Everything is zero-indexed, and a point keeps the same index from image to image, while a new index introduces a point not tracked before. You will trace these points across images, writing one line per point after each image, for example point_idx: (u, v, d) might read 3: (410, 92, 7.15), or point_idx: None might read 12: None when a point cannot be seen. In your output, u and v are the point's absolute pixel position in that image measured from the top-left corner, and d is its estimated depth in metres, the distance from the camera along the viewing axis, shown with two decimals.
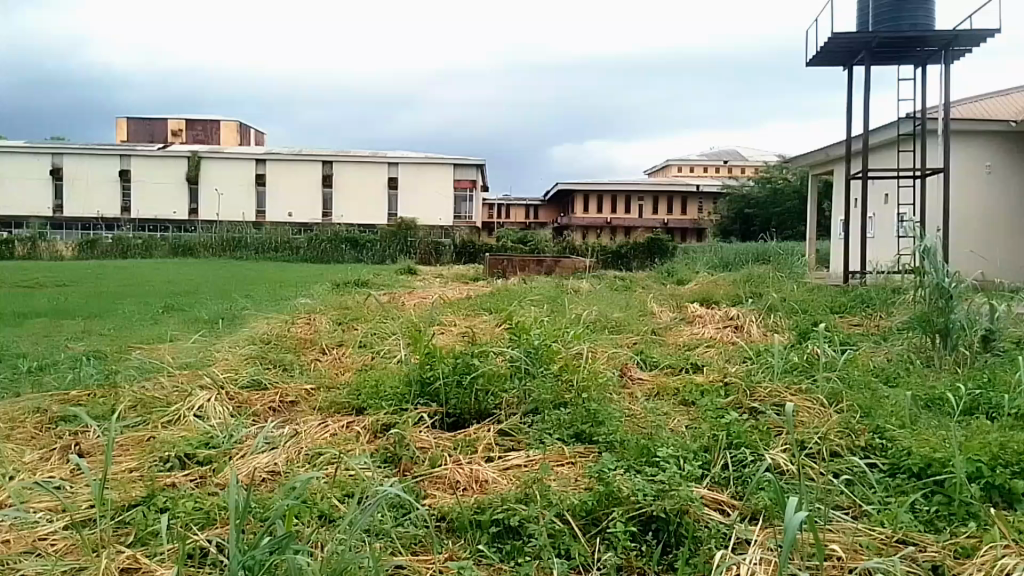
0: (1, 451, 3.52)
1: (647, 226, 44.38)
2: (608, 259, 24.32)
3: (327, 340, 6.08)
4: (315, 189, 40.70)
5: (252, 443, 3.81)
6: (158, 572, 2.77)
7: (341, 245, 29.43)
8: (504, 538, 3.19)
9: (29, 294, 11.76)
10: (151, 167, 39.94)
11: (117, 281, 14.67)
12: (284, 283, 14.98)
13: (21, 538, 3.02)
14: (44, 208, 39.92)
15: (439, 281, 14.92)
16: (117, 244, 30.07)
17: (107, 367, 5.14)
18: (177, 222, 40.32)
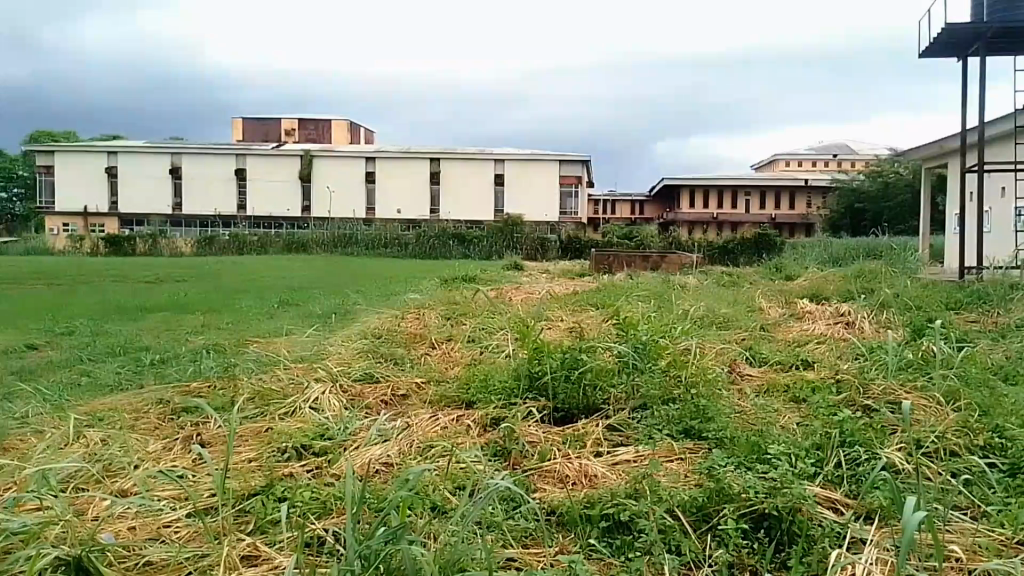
0: (128, 441, 3.62)
1: (754, 221, 44.00)
2: (716, 255, 25.31)
3: (436, 335, 6.16)
4: (422, 187, 41.56)
5: (365, 435, 3.87)
6: (280, 561, 2.84)
7: (449, 241, 30.07)
8: (615, 533, 3.18)
9: (160, 288, 12.44)
10: (267, 167, 40.75)
11: (235, 276, 15.23)
12: (393, 278, 15.32)
13: (147, 525, 3.08)
14: (163, 208, 41.05)
15: (547, 277, 15.16)
16: (233, 240, 30.86)
17: (226, 360, 5.34)
18: (290, 220, 41.23)
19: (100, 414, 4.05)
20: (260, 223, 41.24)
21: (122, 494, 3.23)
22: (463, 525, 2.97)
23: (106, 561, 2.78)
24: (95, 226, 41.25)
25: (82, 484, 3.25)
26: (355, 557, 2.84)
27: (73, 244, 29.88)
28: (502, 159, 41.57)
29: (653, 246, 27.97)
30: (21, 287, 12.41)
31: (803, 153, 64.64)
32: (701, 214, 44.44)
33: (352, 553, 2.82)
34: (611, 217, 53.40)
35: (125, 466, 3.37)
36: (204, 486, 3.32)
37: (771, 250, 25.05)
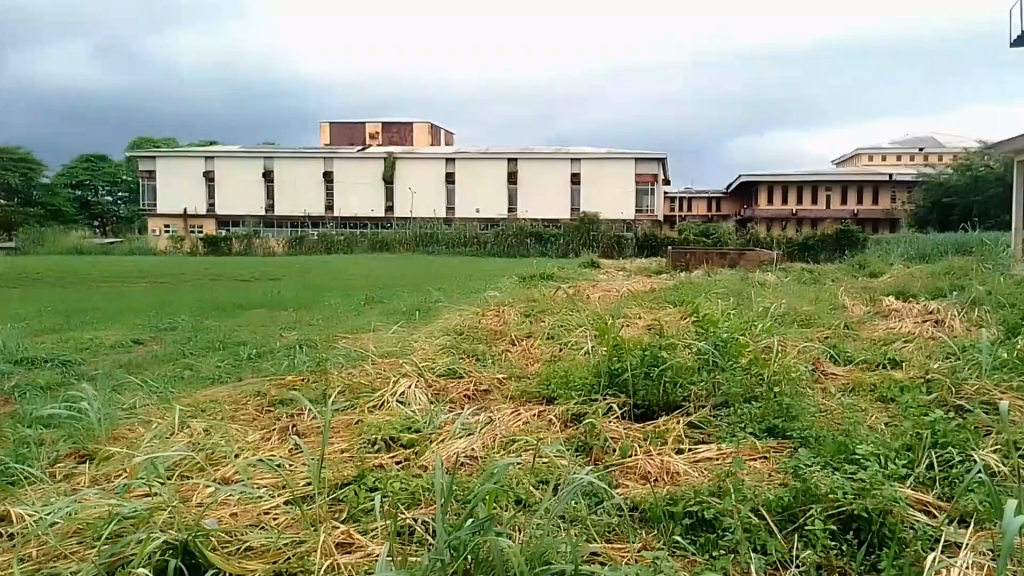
0: (230, 431, 3.81)
1: (835, 217, 43.38)
2: (796, 251, 25.88)
3: (515, 331, 6.26)
4: (501, 187, 42.53)
5: (450, 429, 3.95)
6: (373, 551, 2.95)
7: (527, 240, 30.69)
8: (698, 530, 3.16)
9: (252, 286, 12.99)
10: (353, 169, 42.16)
11: (324, 274, 15.83)
12: (475, 276, 15.63)
13: (248, 511, 3.21)
14: (257, 208, 42.70)
15: (624, 274, 15.29)
16: (321, 240, 32.01)
17: (316, 355, 5.56)
18: (375, 220, 42.82)
19: (203, 406, 4.29)
20: (347, 223, 42.88)
21: (224, 482, 3.37)
22: (549, 518, 3.02)
23: (211, 545, 2.93)
24: (195, 228, 43.00)
25: (187, 471, 3.42)
26: (446, 547, 2.93)
27: (175, 244, 30.41)
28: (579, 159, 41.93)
29: (731, 244, 28.51)
30: (126, 285, 13.19)
31: (886, 147, 62.75)
32: (780, 210, 44.42)
33: (443, 543, 2.92)
34: (687, 215, 53.35)
35: (226, 454, 3.53)
36: (300, 475, 3.45)
37: (854, 247, 25.29)
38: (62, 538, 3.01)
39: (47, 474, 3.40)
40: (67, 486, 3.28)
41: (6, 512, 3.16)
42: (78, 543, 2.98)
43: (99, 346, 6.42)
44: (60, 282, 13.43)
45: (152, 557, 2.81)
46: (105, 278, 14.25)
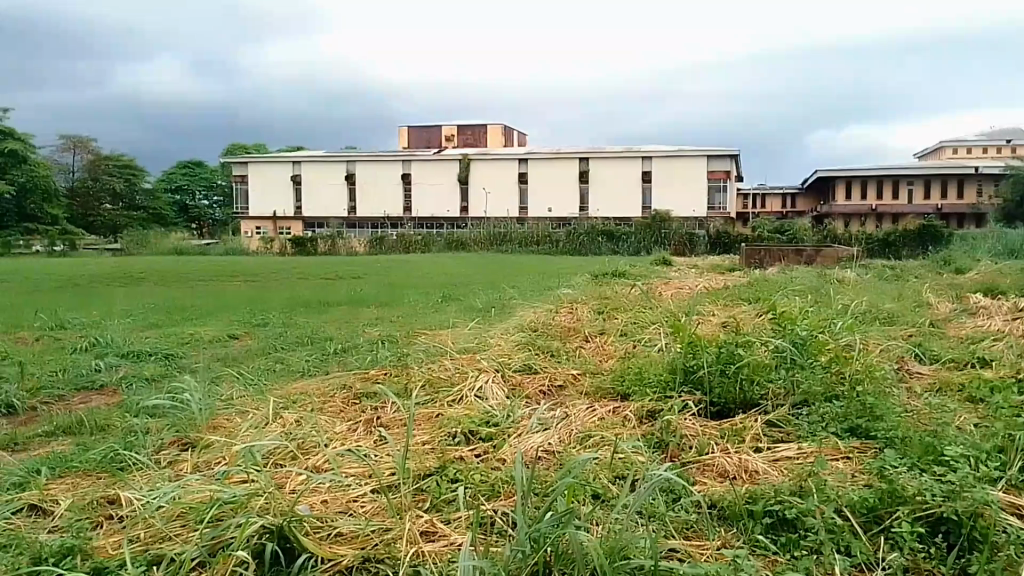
0: (320, 422, 4.00)
1: (918, 212, 41.71)
2: (877, 247, 26.33)
3: (589, 328, 6.27)
4: (573, 186, 43.12)
5: (527, 423, 4.03)
6: (457, 540, 3.04)
7: (599, 238, 31.54)
8: (779, 530, 3.13)
9: (334, 284, 13.48)
10: (431, 171, 43.30)
11: (403, 273, 16.18)
12: (550, 274, 15.72)
13: (337, 499, 3.36)
14: (341, 210, 44.40)
15: (696, 272, 15.20)
16: (400, 240, 32.83)
17: (397, 350, 5.77)
18: (451, 220, 43.98)
19: (293, 398, 4.52)
20: (425, 224, 44.22)
21: (315, 470, 3.54)
22: (629, 513, 3.05)
23: (304, 530, 3.08)
24: (283, 229, 44.60)
25: (280, 460, 3.60)
26: (527, 539, 3.01)
27: (265, 245, 32.30)
28: (651, 157, 42.20)
29: (807, 240, 28.64)
30: (221, 283, 13.92)
31: (970, 140, 59.52)
32: (859, 205, 42.76)
33: (523, 535, 2.99)
34: (760, 212, 52.50)
35: (316, 444, 3.71)
36: (385, 465, 3.59)
37: (937, 241, 25.68)
38: (168, 520, 3.21)
39: (153, 461, 3.70)
40: (171, 472, 3.53)
41: (119, 495, 3.43)
42: (182, 526, 3.17)
43: (199, 341, 6.83)
44: (163, 281, 14.07)
45: (251, 540, 2.99)
46: (204, 278, 14.94)
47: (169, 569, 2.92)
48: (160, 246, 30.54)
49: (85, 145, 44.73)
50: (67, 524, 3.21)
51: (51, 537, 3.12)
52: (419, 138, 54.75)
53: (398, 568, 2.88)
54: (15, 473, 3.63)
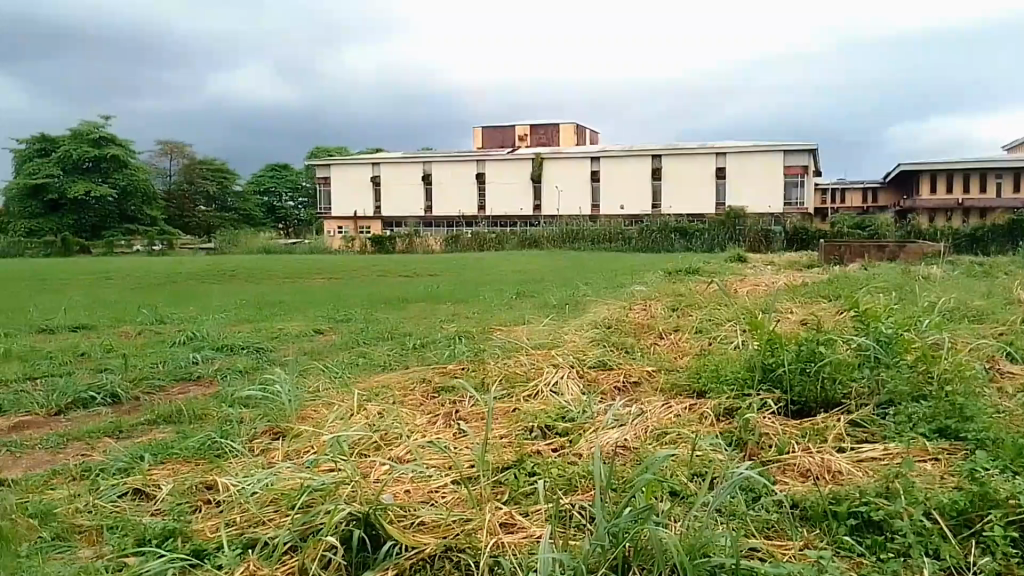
0: (402, 415, 4.15)
1: (1008, 206, 39.87)
2: (964, 244, 25.61)
3: (663, 326, 6.26)
4: (645, 183, 43.10)
5: (602, 419, 4.08)
6: (537, 533, 3.10)
7: (671, 235, 31.61)
8: (864, 532, 3.06)
9: (411, 281, 13.90)
10: (505, 170, 43.80)
11: (477, 270, 16.49)
12: (625, 270, 15.83)
13: (419, 489, 3.46)
14: (417, 210, 45.38)
15: (772, 268, 14.99)
16: (474, 239, 33.36)
17: (473, 347, 5.95)
18: (524, 218, 44.22)
19: (376, 391, 4.72)
20: (498, 222, 44.62)
21: (397, 461, 3.68)
22: (709, 511, 3.05)
23: (389, 518, 3.19)
24: (364, 228, 46.17)
25: (365, 450, 3.77)
26: (606, 534, 3.04)
27: (347, 243, 33.23)
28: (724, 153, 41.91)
29: (888, 236, 28.09)
30: (305, 279, 14.59)
31: None
32: (945, 199, 40.97)
33: (603, 529, 3.02)
34: (839, 207, 50.54)
35: (399, 436, 3.87)
36: (465, 457, 3.69)
37: None
38: (261, 505, 3.39)
39: (248, 449, 3.93)
40: (265, 460, 3.74)
41: (215, 480, 3.64)
42: (275, 511, 3.33)
43: (287, 335, 7.19)
44: (252, 278, 14.88)
45: (339, 527, 3.12)
46: (288, 275, 15.40)
47: (264, 553, 3.09)
48: (250, 246, 31.74)
49: (181, 150, 49.98)
50: (169, 507, 3.43)
51: (154, 518, 3.34)
52: (492, 138, 55.83)
53: (480, 559, 2.95)
54: (121, 459, 3.92)
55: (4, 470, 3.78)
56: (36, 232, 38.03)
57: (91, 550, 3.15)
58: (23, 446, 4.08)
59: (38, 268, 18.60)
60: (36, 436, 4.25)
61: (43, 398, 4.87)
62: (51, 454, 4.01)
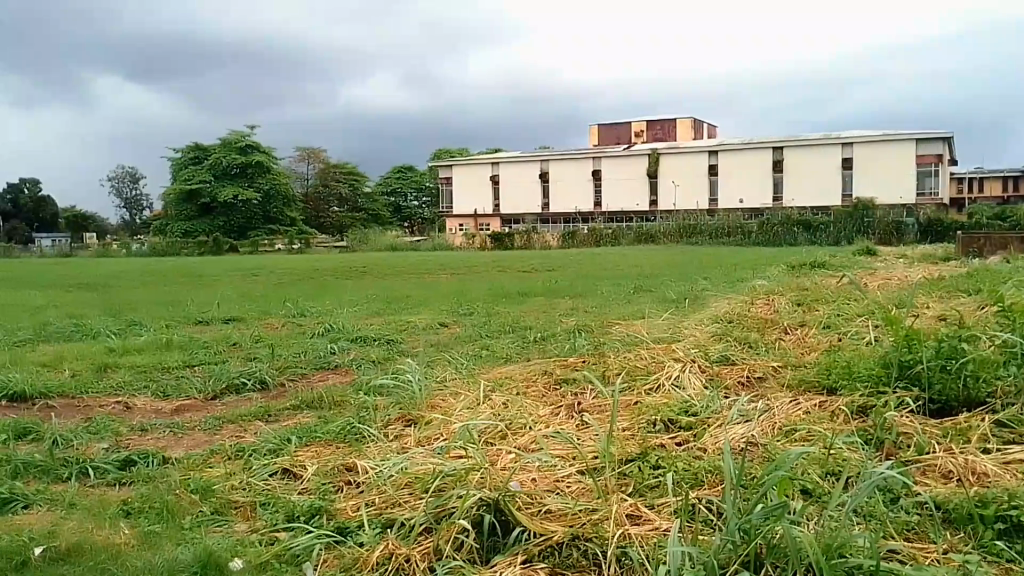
0: (529, 408, 4.32)
1: None
2: None
3: (788, 320, 6.13)
4: (766, 176, 42.15)
5: (727, 414, 4.10)
6: (664, 525, 3.15)
7: (795, 228, 30.86)
8: (1014, 537, 2.91)
9: (531, 276, 14.15)
10: (620, 166, 44.35)
11: (594, 266, 16.61)
12: (739, 265, 15.45)
13: (545, 477, 3.58)
14: (534, 207, 46.66)
15: (904, 262, 14.24)
16: (590, 234, 33.77)
17: (594, 340, 6.10)
18: (640, 214, 44.63)
19: (500, 382, 4.96)
20: (615, 218, 45.28)
21: (523, 450, 3.83)
22: (846, 510, 3.00)
23: (516, 505, 3.31)
24: (484, 225, 48.30)
25: (491, 438, 3.96)
26: (737, 530, 3.02)
27: (467, 241, 33.82)
28: (851, 143, 40.41)
29: None
30: (429, 275, 15.22)
31: None
32: None
33: (734, 525, 3.02)
34: (978, 197, 47.79)
35: (524, 426, 4.02)
36: (589, 448, 3.79)
37: None
38: (397, 488, 3.61)
39: (384, 434, 4.20)
40: (399, 445, 4.00)
41: (354, 463, 3.91)
42: (409, 494, 3.55)
43: (415, 328, 7.58)
44: (385, 274, 15.59)
45: (470, 511, 3.26)
46: (414, 271, 16.08)
47: (401, 533, 3.28)
48: (378, 245, 33.19)
49: (317, 155, 52.71)
50: (315, 486, 3.71)
51: (302, 497, 3.63)
52: (608, 137, 56.45)
53: (607, 548, 3.01)
54: (271, 440, 4.27)
55: (169, 449, 4.21)
56: (191, 233, 42.33)
57: (245, 524, 3.45)
58: (185, 427, 4.54)
59: (177, 267, 20.19)
60: (195, 419, 4.72)
61: (202, 384, 5.40)
62: (208, 435, 4.44)
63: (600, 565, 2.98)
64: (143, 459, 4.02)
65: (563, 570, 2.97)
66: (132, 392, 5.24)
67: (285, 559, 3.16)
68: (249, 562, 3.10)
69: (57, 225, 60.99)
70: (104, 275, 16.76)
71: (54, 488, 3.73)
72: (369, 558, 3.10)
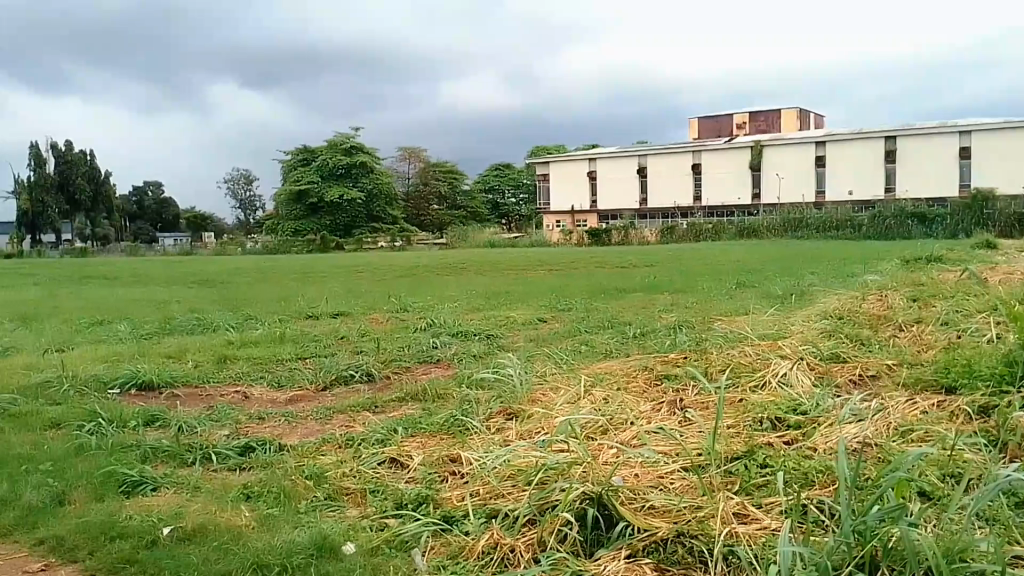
0: (633, 404, 4.39)
1: None
2: None
3: (902, 317, 5.90)
4: (878, 167, 40.67)
5: (838, 413, 4.04)
6: (773, 523, 3.10)
7: (908, 221, 29.84)
8: None
9: (633, 272, 14.06)
10: (721, 160, 43.66)
11: (695, 261, 16.30)
12: (848, 261, 14.85)
13: (648, 473, 3.59)
14: (632, 203, 46.54)
15: None
16: (690, 229, 33.19)
17: (695, 336, 6.15)
18: (742, 207, 43.77)
19: (600, 376, 5.10)
20: (715, 212, 44.29)
21: (625, 445, 3.88)
22: (969, 513, 2.87)
23: (620, 499, 3.31)
24: (581, 222, 48.35)
25: (592, 432, 4.06)
26: (851, 531, 2.91)
27: (564, 237, 34.61)
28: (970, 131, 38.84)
29: None
30: (531, 271, 15.34)
31: None
32: None
33: (847, 526, 2.93)
34: None
35: (626, 422, 4.08)
36: (693, 445, 3.80)
37: None
38: (500, 479, 3.71)
39: (486, 427, 4.36)
40: (504, 437, 4.13)
41: (458, 455, 4.05)
42: (513, 485, 3.63)
43: (515, 323, 7.81)
44: (492, 270, 15.83)
45: (574, 504, 3.28)
46: (511, 267, 16.37)
47: (505, 523, 3.35)
48: (477, 241, 33.88)
49: (418, 155, 54.38)
50: (422, 476, 3.86)
51: (408, 485, 3.78)
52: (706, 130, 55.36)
53: (713, 547, 2.97)
54: (378, 430, 4.46)
55: (282, 438, 4.45)
56: (300, 231, 44.12)
57: (357, 509, 3.61)
58: (297, 416, 4.81)
59: (283, 264, 21.18)
60: (307, 408, 5.01)
61: (313, 375, 5.72)
62: (320, 425, 4.68)
63: (706, 563, 2.95)
64: (260, 445, 4.27)
65: (669, 566, 2.95)
66: (249, 383, 5.59)
67: (395, 544, 3.28)
68: (361, 546, 3.25)
69: (178, 225, 64.91)
70: (225, 273, 17.77)
71: (180, 471, 4.00)
72: (475, 547, 3.19)
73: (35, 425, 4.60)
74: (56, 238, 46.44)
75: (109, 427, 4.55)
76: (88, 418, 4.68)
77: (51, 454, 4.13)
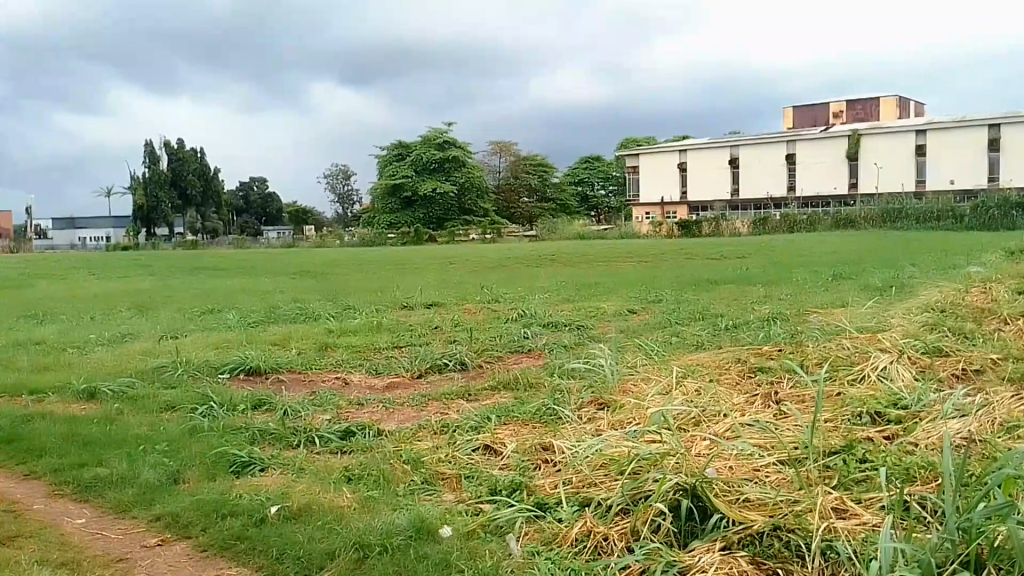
0: (729, 397, 4.44)
1: None
2: None
3: (1008, 310, 5.69)
4: (980, 155, 39.12)
5: (940, 408, 3.98)
6: (872, 518, 3.05)
7: (1012, 211, 28.58)
8: None
9: (723, 264, 13.88)
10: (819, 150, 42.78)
11: (779, 253, 15.86)
12: (949, 253, 14.20)
13: (742, 465, 3.60)
14: (724, 193, 46.04)
15: None
16: (783, 221, 32.63)
17: (789, 330, 6.10)
18: (839, 197, 42.81)
19: (693, 368, 5.14)
20: (810, 203, 43.77)
21: (719, 438, 3.90)
22: None
23: (714, 492, 3.29)
24: (670, 214, 47.98)
25: (685, 424, 4.10)
26: (955, 528, 2.79)
27: (654, 228, 34.55)
28: None
29: None
30: (618, 263, 15.29)
31: None
32: None
33: (951, 522, 2.82)
34: None
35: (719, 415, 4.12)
36: (790, 438, 3.79)
37: None
38: (592, 469, 3.76)
39: (578, 416, 4.45)
40: (599, 427, 4.22)
41: (551, 443, 4.14)
42: (604, 475, 3.68)
43: (605, 314, 7.88)
44: (583, 262, 15.87)
45: (667, 494, 3.27)
46: (598, 259, 16.36)
47: (598, 512, 3.39)
48: (567, 233, 33.86)
49: (509, 150, 54.70)
50: (515, 463, 3.97)
51: (502, 473, 3.88)
52: (803, 119, 54.16)
53: (812, 541, 2.92)
54: (473, 418, 4.61)
55: (380, 423, 4.63)
56: (395, 224, 45.10)
57: (453, 494, 3.73)
58: (394, 403, 5.00)
59: (368, 256, 21.62)
60: (403, 395, 5.20)
61: (409, 363, 5.92)
62: (415, 411, 4.85)
63: (803, 558, 2.89)
64: (359, 430, 4.45)
65: (765, 559, 2.90)
66: (348, 369, 5.84)
67: (491, 529, 3.37)
68: (457, 529, 3.34)
69: (281, 218, 66.87)
70: (318, 265, 18.32)
71: (285, 453, 4.21)
72: (569, 534, 3.25)
73: (153, 407, 4.92)
74: (168, 232, 48.65)
75: (220, 410, 4.82)
76: (200, 401, 4.97)
77: (166, 435, 4.40)
